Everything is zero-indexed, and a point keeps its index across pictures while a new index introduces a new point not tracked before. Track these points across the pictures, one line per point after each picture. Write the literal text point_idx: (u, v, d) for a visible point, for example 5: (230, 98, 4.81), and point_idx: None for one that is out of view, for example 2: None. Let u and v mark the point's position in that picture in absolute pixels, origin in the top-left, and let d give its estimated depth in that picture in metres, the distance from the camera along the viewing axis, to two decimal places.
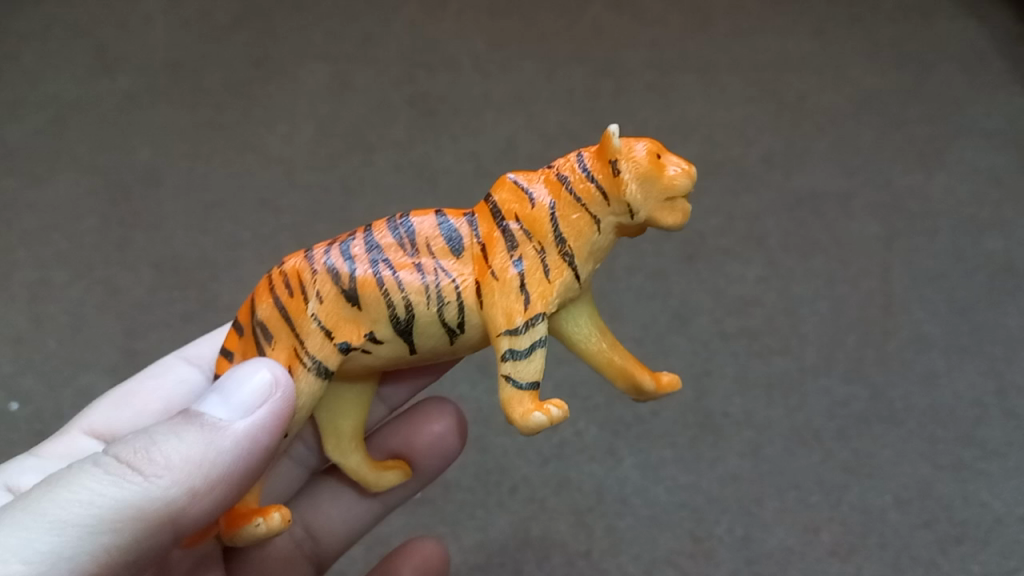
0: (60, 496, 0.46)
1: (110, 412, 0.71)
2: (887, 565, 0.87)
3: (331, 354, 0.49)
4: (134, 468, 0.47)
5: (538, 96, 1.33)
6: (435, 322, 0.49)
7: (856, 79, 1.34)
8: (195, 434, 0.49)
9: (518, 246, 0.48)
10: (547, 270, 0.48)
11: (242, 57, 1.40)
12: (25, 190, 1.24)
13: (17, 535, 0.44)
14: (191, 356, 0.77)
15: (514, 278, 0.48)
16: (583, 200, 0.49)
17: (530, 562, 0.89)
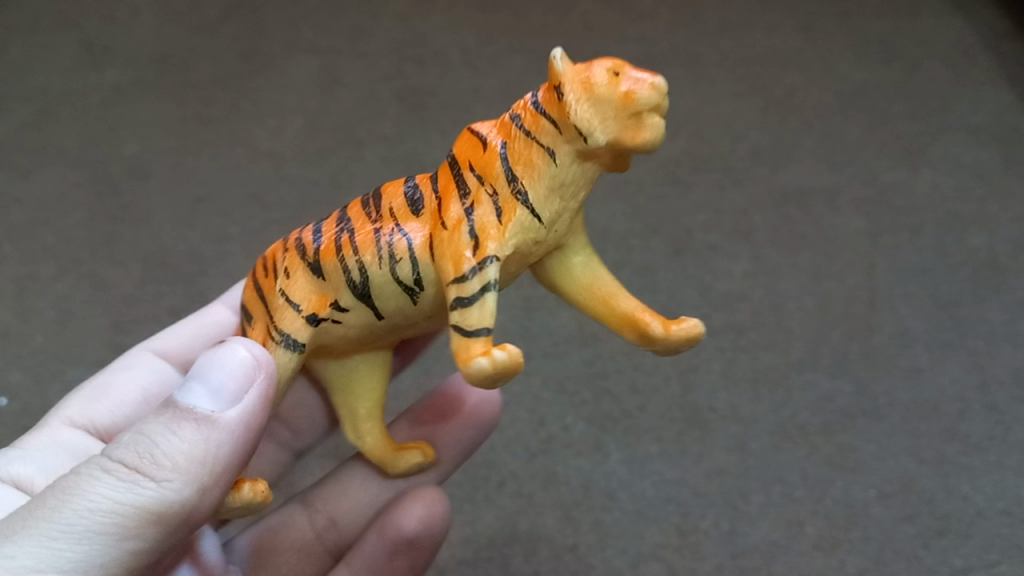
0: (76, 512, 0.46)
1: (88, 403, 0.71)
2: (869, 559, 0.89)
3: (300, 327, 0.51)
4: (142, 473, 0.48)
5: (527, 90, 1.34)
6: (390, 281, 0.49)
7: (843, 74, 1.35)
8: (192, 430, 0.49)
9: (470, 195, 0.48)
10: (498, 214, 0.48)
11: (231, 50, 1.40)
12: (12, 183, 1.23)
13: (39, 552, 0.44)
14: (162, 348, 0.77)
15: (464, 226, 0.47)
16: (534, 135, 0.48)
17: (517, 556, 0.90)
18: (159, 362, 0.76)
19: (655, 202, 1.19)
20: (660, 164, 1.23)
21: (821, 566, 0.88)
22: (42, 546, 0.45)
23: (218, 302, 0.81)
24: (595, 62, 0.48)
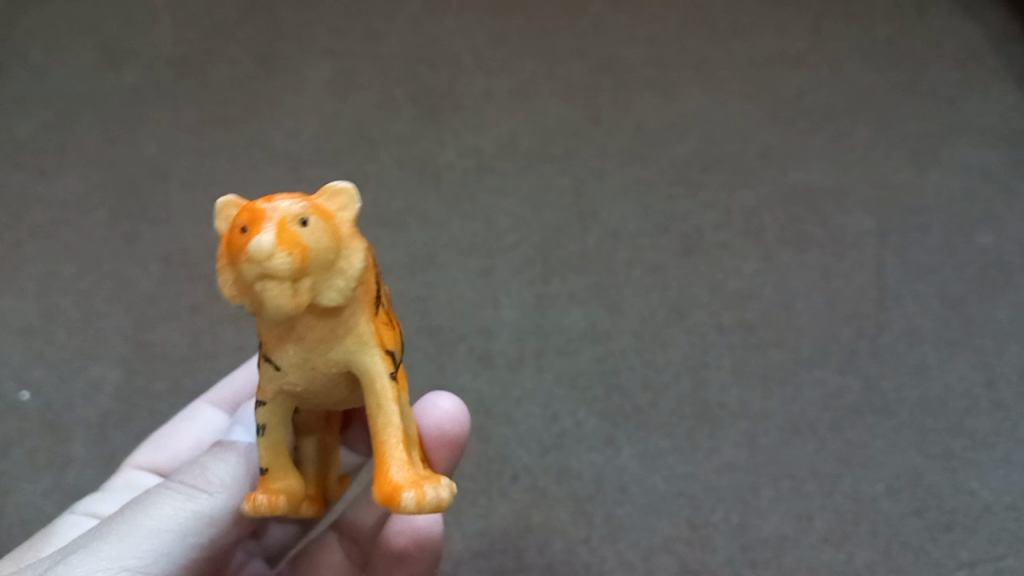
0: (152, 512, 0.58)
1: (153, 450, 0.80)
2: (877, 552, 0.90)
3: None
4: (198, 487, 0.60)
5: (539, 92, 1.36)
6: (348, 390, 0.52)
7: (852, 76, 1.37)
8: (235, 457, 0.61)
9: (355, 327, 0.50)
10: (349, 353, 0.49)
11: (248, 52, 1.42)
12: (34, 183, 1.26)
13: (122, 543, 0.57)
14: (217, 398, 0.82)
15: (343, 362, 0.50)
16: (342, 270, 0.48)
17: (531, 548, 0.91)
18: (214, 411, 0.82)
19: (666, 202, 1.21)
20: (670, 165, 1.25)
21: (829, 560, 0.90)
22: (125, 546, 0.56)
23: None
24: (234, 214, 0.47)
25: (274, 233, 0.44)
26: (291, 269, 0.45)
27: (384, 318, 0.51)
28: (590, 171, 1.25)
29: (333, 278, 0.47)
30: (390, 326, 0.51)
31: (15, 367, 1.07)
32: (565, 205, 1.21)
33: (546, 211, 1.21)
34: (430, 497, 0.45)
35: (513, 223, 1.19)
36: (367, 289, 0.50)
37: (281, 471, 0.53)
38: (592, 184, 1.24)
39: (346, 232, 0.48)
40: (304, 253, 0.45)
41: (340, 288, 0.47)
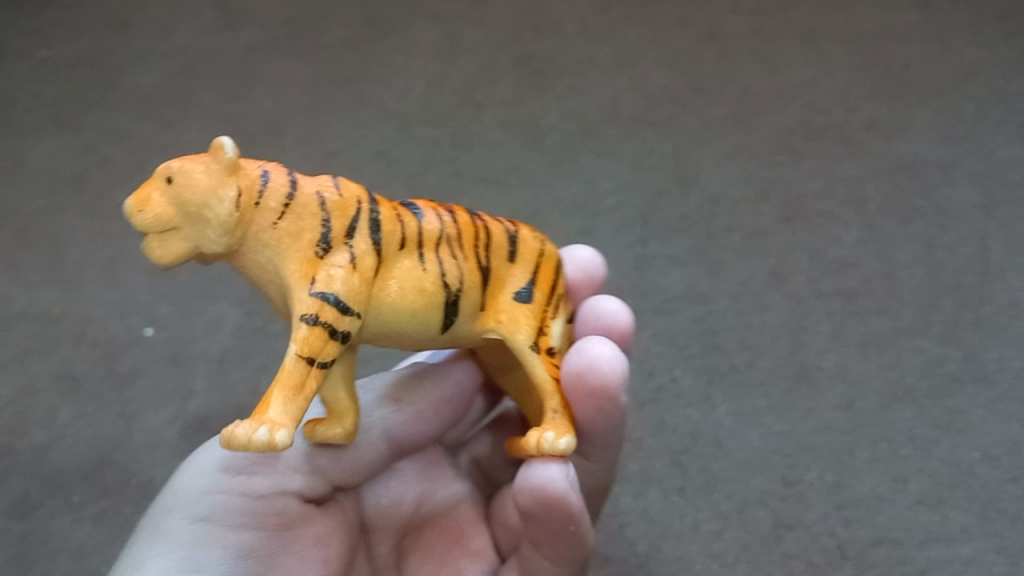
0: None
1: None
2: (974, 516, 0.91)
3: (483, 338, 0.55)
4: (394, 399, 0.68)
5: (642, 59, 1.37)
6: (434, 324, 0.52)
7: (961, 52, 1.35)
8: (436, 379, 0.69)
9: (392, 259, 0.50)
10: (385, 285, 0.49)
11: (359, 16, 1.46)
12: (156, 132, 1.32)
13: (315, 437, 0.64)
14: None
15: (391, 290, 0.49)
16: (336, 214, 0.48)
17: (627, 494, 0.94)
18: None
19: (768, 169, 1.21)
20: (773, 134, 1.25)
21: (926, 521, 0.91)
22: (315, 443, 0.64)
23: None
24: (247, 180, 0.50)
25: (134, 200, 0.47)
26: (151, 228, 0.47)
27: (360, 263, 0.48)
28: (691, 138, 1.26)
29: (199, 232, 0.47)
30: (368, 272, 0.48)
31: (140, 303, 1.15)
32: (666, 169, 1.23)
33: (648, 174, 1.22)
34: (255, 434, 0.44)
35: (614, 185, 1.22)
36: (293, 235, 0.48)
37: None
38: (693, 150, 1.25)
39: (214, 178, 0.46)
40: (167, 212, 0.47)
41: (210, 238, 0.47)
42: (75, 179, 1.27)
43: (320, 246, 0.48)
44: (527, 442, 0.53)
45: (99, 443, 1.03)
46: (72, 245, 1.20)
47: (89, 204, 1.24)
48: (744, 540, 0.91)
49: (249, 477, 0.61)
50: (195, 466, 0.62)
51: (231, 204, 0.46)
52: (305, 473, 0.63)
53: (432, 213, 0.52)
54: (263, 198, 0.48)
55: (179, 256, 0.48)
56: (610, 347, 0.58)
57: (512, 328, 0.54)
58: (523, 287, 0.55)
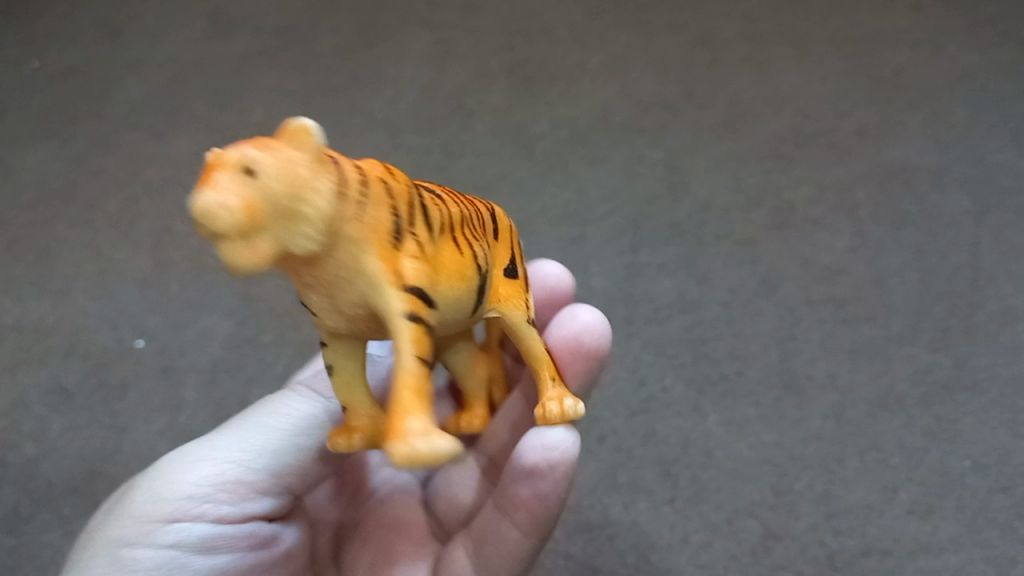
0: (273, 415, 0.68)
1: None
2: (964, 526, 0.91)
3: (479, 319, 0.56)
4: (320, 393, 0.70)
5: (634, 64, 1.35)
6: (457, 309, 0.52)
7: (954, 56, 1.34)
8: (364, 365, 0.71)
9: (443, 245, 0.49)
10: (444, 271, 0.48)
11: (351, 23, 1.45)
12: (148, 143, 1.32)
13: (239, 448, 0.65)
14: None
15: (449, 275, 0.49)
16: (399, 201, 0.47)
17: (617, 505, 0.95)
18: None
19: (759, 176, 1.21)
20: (764, 140, 1.25)
21: (915, 531, 0.91)
22: (241, 452, 0.65)
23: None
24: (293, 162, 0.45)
25: (201, 191, 0.41)
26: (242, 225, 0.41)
27: (427, 251, 0.47)
28: (682, 144, 1.25)
29: (291, 229, 0.43)
30: (432, 257, 0.48)
31: (131, 315, 1.15)
32: (657, 177, 1.22)
33: (639, 181, 1.22)
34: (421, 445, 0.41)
35: (604, 194, 1.21)
36: (375, 225, 0.45)
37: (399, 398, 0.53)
38: (684, 157, 1.24)
39: (302, 166, 0.43)
40: (252, 207, 0.41)
41: (307, 234, 0.43)
42: (67, 191, 1.27)
43: (395, 235, 0.46)
44: (545, 411, 0.56)
45: (89, 456, 1.04)
46: (64, 257, 1.20)
47: (81, 215, 1.24)
48: (733, 551, 0.91)
49: (214, 503, 0.63)
50: (157, 491, 0.62)
51: (323, 195, 0.43)
52: (268, 493, 0.65)
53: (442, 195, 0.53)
54: (344, 186, 0.45)
55: (268, 257, 0.43)
56: (592, 315, 0.66)
57: (509, 306, 0.56)
58: (509, 265, 0.57)
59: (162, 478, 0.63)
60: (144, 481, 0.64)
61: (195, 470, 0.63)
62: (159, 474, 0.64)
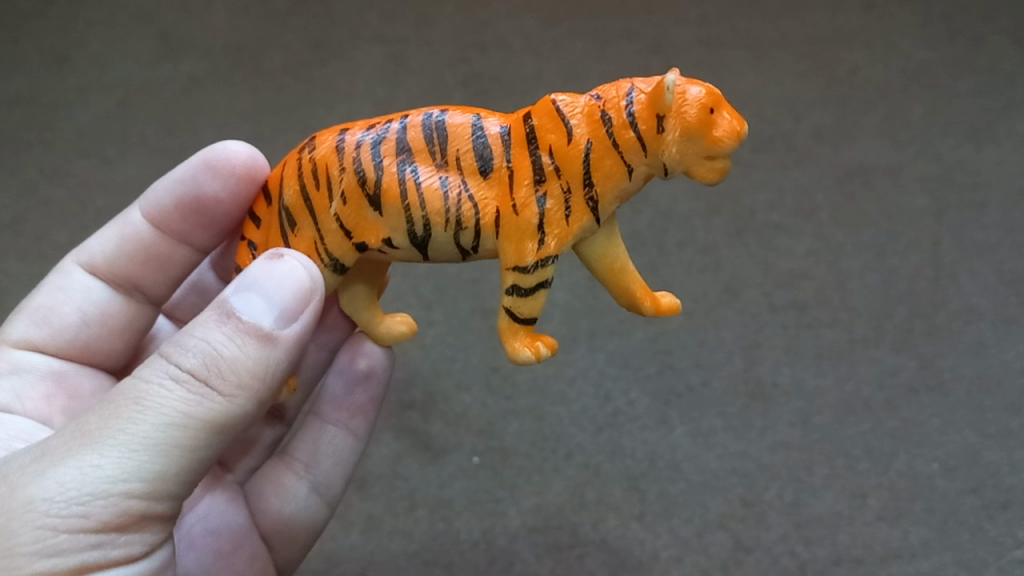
0: (151, 419, 0.48)
1: (36, 329, 0.71)
2: (933, 530, 0.92)
3: (349, 253, 0.54)
4: (210, 387, 0.50)
5: (589, 73, 1.34)
6: (450, 242, 0.52)
7: (908, 53, 1.34)
8: (253, 343, 0.51)
9: (545, 181, 0.50)
10: (568, 210, 0.50)
11: (301, 39, 1.42)
12: (97, 170, 1.29)
13: (127, 463, 0.48)
14: (90, 260, 0.73)
15: (535, 215, 0.50)
16: (620, 147, 0.50)
17: (586, 524, 0.94)
18: (89, 279, 0.73)
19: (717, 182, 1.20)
20: None
21: (886, 536, 0.92)
22: (131, 470, 0.48)
23: (138, 202, 0.74)
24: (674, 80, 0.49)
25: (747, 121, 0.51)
26: None
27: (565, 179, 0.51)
28: None
29: None
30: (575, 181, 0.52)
31: None
32: None
33: None
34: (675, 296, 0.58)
35: None
36: None
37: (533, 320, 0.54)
38: None
39: None
40: None
41: None
42: (17, 224, 1.24)
43: None
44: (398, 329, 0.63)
45: None
46: (15, 292, 1.17)
47: (30, 248, 1.21)
48: (704, 565, 0.91)
49: (113, 539, 0.49)
50: (44, 536, 0.46)
51: None
52: (172, 504, 0.52)
53: (425, 135, 0.51)
54: None
55: None
56: None
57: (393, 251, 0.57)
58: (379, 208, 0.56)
59: (42, 517, 0.46)
60: (14, 514, 0.46)
61: (89, 508, 0.47)
62: (36, 510, 0.46)
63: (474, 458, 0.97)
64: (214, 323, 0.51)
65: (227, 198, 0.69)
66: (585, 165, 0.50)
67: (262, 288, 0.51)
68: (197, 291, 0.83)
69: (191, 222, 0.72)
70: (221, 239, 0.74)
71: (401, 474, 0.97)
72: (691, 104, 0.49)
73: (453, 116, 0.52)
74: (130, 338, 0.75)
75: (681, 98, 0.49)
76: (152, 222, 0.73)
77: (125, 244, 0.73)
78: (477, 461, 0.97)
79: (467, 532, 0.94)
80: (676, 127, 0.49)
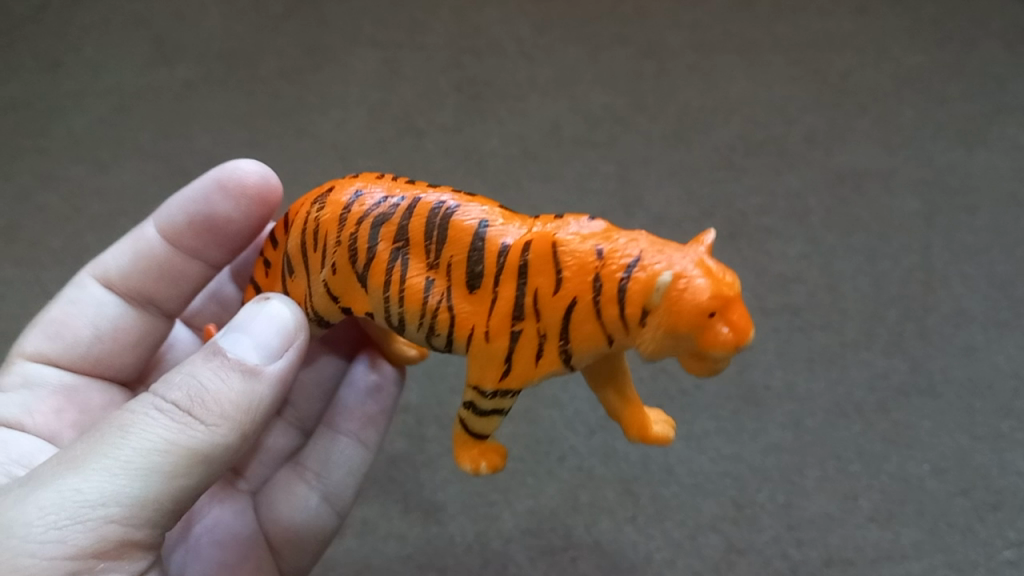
0: (135, 446, 0.50)
1: (48, 342, 0.71)
2: (924, 532, 0.93)
3: (334, 313, 0.57)
4: (195, 417, 0.51)
5: (582, 79, 1.34)
6: (422, 339, 0.53)
7: (899, 58, 1.35)
8: (238, 377, 0.53)
9: (522, 317, 0.49)
10: (541, 353, 0.49)
11: (296, 44, 1.42)
12: (92, 175, 1.30)
13: (108, 488, 0.48)
14: (104, 275, 0.74)
15: (506, 347, 0.49)
16: (604, 314, 0.48)
17: (579, 527, 0.94)
18: (103, 293, 0.74)
19: (709, 186, 1.21)
20: (714, 149, 1.25)
21: (877, 538, 0.93)
22: (112, 494, 0.48)
23: (153, 218, 0.75)
24: (680, 272, 0.46)
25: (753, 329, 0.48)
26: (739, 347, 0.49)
27: None
28: (634, 157, 1.24)
29: None
30: None
31: None
32: (609, 190, 1.21)
33: (594, 196, 1.20)
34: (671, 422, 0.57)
35: (558, 210, 1.19)
36: None
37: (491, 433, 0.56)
38: (636, 169, 1.23)
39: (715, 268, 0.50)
40: None
41: None
42: (12, 229, 1.24)
43: None
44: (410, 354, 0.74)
45: None
46: (10, 296, 1.18)
47: (25, 253, 1.22)
48: (696, 568, 0.91)
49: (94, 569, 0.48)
50: (22, 562, 0.46)
51: None
52: (151, 541, 0.52)
53: (426, 228, 0.51)
54: None
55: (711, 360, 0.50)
56: None
57: None
58: None
59: (21, 542, 0.46)
60: None
61: (68, 534, 0.47)
62: (14, 535, 0.46)
63: None
64: (201, 360, 0.54)
65: (239, 215, 0.72)
66: (566, 319, 0.48)
67: (249, 333, 0.55)
68: (214, 300, 0.83)
69: (203, 238, 0.73)
70: (234, 253, 0.76)
71: (395, 478, 0.97)
72: (684, 306, 0.46)
73: (461, 210, 0.51)
74: (143, 351, 0.75)
75: (678, 290, 0.46)
76: (167, 237, 0.73)
77: (138, 259, 0.74)
78: None
79: (461, 535, 0.94)
80: (664, 320, 0.46)
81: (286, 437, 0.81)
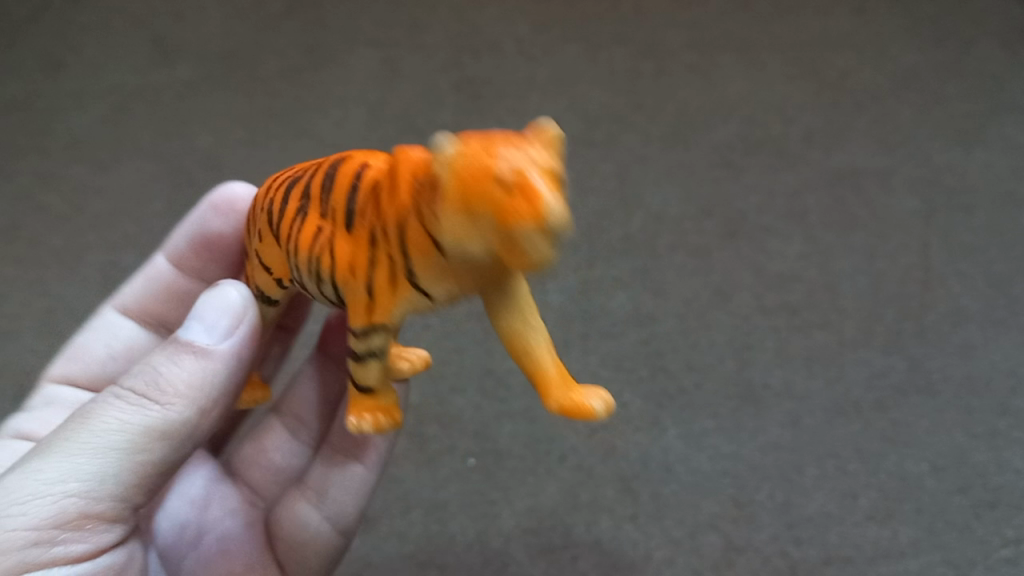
0: (95, 429, 0.51)
1: (70, 364, 0.75)
2: (922, 529, 0.93)
3: (271, 288, 0.57)
4: (150, 398, 0.53)
5: (581, 78, 1.35)
6: (318, 294, 0.51)
7: (897, 57, 1.35)
8: (191, 360, 0.54)
9: (375, 244, 0.47)
10: (394, 281, 0.47)
11: (296, 45, 1.43)
12: (93, 175, 1.30)
13: (69, 467, 0.50)
14: (121, 304, 0.79)
15: (362, 282, 0.47)
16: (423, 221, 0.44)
17: (579, 525, 0.95)
18: (121, 320, 0.78)
19: (708, 185, 1.21)
20: (712, 148, 1.25)
21: (875, 536, 0.93)
22: (73, 473, 0.50)
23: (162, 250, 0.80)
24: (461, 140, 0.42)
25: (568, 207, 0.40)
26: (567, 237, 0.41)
27: None
28: (633, 156, 1.25)
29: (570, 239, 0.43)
30: None
31: None
32: (608, 190, 1.21)
33: (593, 195, 1.20)
34: (603, 400, 0.50)
35: None
36: None
37: (386, 392, 0.53)
38: (634, 168, 1.23)
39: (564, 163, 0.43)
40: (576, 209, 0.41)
41: None
42: (13, 229, 1.24)
43: None
44: None
45: None
46: (11, 297, 1.18)
47: (27, 253, 1.22)
48: (696, 565, 0.92)
49: (64, 542, 0.50)
50: None
51: None
52: (121, 520, 0.53)
53: (317, 176, 0.51)
54: None
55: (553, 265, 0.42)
56: None
57: None
58: None
59: None
60: None
61: (28, 511, 0.49)
62: None
63: (469, 460, 0.98)
64: (158, 350, 0.55)
65: (229, 229, 0.75)
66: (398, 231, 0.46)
67: (200, 316, 0.55)
68: None
69: (202, 256, 0.77)
70: None
71: (395, 477, 0.98)
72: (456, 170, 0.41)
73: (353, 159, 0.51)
74: None
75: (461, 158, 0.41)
76: (173, 261, 0.79)
77: (150, 285, 0.79)
78: (471, 462, 0.98)
79: (462, 534, 0.94)
80: (453, 198, 0.41)
81: (298, 456, 0.80)
